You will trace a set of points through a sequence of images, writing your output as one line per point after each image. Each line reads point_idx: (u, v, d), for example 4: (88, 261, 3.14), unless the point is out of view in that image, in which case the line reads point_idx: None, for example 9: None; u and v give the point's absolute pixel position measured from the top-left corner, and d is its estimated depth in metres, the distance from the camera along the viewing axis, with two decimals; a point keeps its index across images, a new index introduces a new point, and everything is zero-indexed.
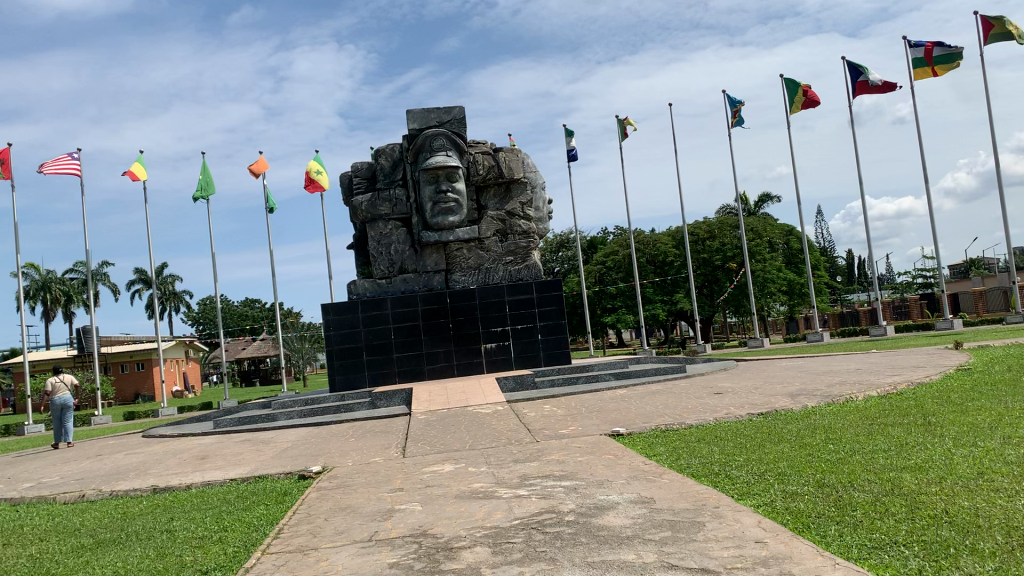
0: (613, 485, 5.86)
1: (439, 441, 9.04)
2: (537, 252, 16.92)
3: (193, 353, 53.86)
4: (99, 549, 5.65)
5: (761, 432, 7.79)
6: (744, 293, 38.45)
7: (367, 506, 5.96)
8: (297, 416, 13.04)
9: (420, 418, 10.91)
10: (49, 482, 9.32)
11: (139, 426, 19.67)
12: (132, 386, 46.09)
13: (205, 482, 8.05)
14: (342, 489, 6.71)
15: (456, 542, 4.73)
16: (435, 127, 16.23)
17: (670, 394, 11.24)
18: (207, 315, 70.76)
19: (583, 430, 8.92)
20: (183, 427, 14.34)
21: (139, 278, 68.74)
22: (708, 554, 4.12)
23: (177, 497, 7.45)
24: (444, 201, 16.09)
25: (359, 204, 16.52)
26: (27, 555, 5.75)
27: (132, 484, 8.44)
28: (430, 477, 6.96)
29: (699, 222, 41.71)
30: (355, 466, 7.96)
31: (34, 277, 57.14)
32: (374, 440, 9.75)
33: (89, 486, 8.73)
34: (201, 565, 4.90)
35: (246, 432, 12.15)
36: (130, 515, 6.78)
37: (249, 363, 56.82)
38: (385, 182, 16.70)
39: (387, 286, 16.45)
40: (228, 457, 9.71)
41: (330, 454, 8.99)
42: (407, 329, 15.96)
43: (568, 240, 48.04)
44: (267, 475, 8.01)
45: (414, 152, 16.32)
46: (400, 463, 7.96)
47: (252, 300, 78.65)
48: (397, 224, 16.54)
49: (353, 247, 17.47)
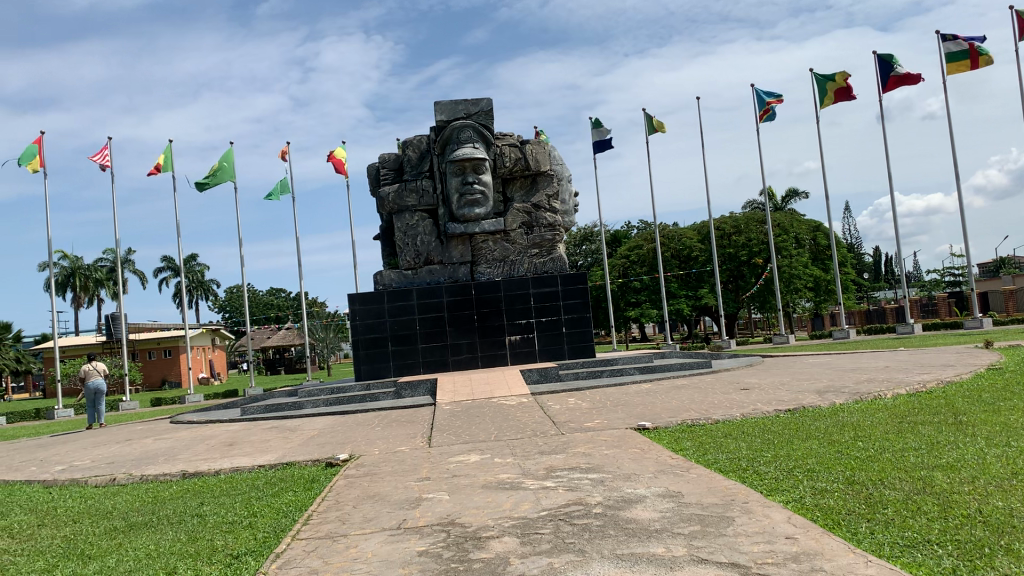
0: (641, 478, 5.85)
1: (463, 432, 9.05)
2: (563, 245, 16.86)
3: (219, 341, 54.43)
4: (132, 531, 5.73)
5: (789, 429, 7.72)
6: (770, 289, 38.14)
7: (395, 494, 5.99)
8: (324, 405, 13.15)
9: (445, 409, 10.96)
10: (81, 466, 9.46)
11: (168, 412, 19.89)
12: (159, 372, 46.65)
13: (233, 468, 8.14)
14: (369, 476, 6.77)
15: (485, 532, 4.76)
16: (463, 119, 16.27)
17: (696, 390, 11.19)
18: (234, 303, 71.47)
19: (609, 423, 8.93)
20: (210, 413, 14.48)
21: (167, 266, 69.63)
22: (738, 548, 4.11)
23: (206, 483, 7.54)
24: (470, 192, 16.11)
25: (386, 195, 16.61)
26: (62, 536, 5.85)
27: (162, 469, 8.55)
28: (457, 467, 6.99)
29: (725, 216, 41.47)
30: (382, 454, 8.01)
31: (64, 265, 57.91)
32: (399, 429, 9.81)
33: (120, 470, 8.84)
34: (232, 550, 4.94)
35: (272, 420, 12.26)
36: (161, 500, 6.86)
37: (275, 352, 57.39)
38: (411, 174, 16.74)
39: (412, 276, 16.49)
40: (256, 444, 9.80)
41: (356, 443, 9.06)
42: (432, 320, 16.02)
43: (592, 233, 48.12)
44: (295, 462, 8.07)
45: (442, 143, 16.35)
46: (426, 453, 7.99)
47: (278, 290, 79.28)
48: (423, 215, 16.58)
49: (379, 238, 17.52)
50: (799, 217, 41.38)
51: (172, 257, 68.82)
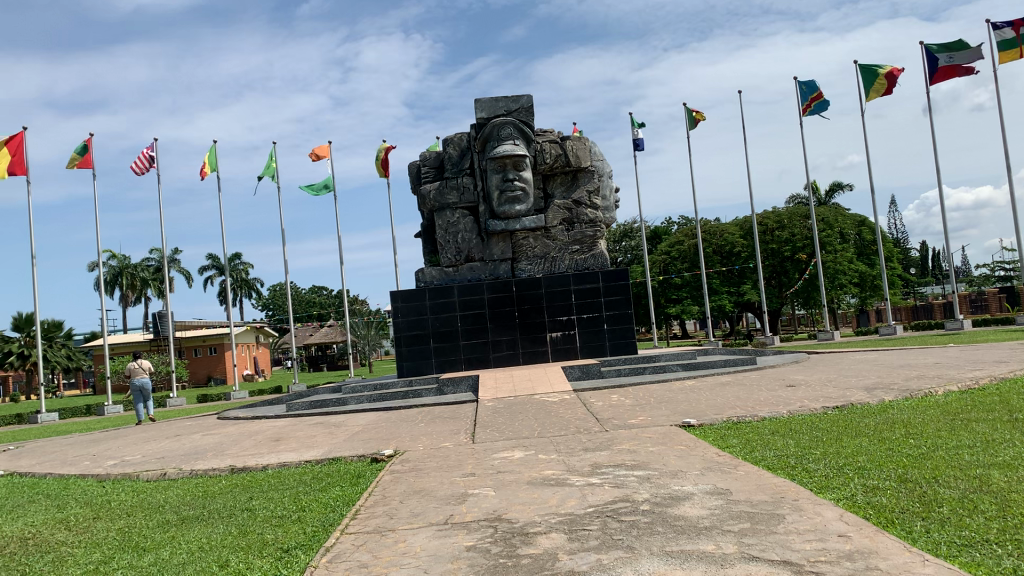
0: (688, 476, 5.81)
1: (507, 429, 9.05)
2: (603, 241, 16.77)
3: (264, 338, 55.17)
4: (184, 525, 5.84)
5: (837, 426, 7.59)
6: (814, 285, 37.63)
7: (441, 490, 6.02)
8: (367, 401, 13.27)
9: (488, 405, 10.99)
10: (132, 461, 9.66)
11: (214, 409, 20.23)
12: (205, 368, 47.45)
13: (281, 463, 8.25)
14: (414, 472, 6.82)
15: (532, 528, 4.76)
16: (503, 116, 16.28)
17: (741, 386, 11.08)
18: (277, 301, 72.43)
19: (653, 420, 8.87)
20: (256, 409, 14.68)
21: (212, 265, 70.81)
22: (789, 546, 4.06)
23: (255, 477, 7.65)
24: (511, 189, 16.11)
25: (427, 193, 16.69)
26: (117, 529, 5.98)
27: (211, 463, 8.68)
28: (501, 463, 7.00)
29: (768, 211, 40.98)
30: (426, 450, 8.05)
31: (113, 264, 59.20)
32: (442, 425, 9.85)
33: (170, 465, 9.00)
34: (282, 544, 5.01)
35: (317, 416, 12.39)
36: (211, 494, 6.98)
37: (318, 349, 58.07)
38: (452, 171, 16.80)
39: (454, 273, 16.56)
40: (302, 439, 9.92)
41: (401, 439, 9.12)
42: (473, 317, 16.07)
43: (632, 229, 47.90)
44: (341, 457, 8.16)
45: (482, 141, 16.38)
46: (470, 449, 8.01)
47: (321, 288, 80.16)
48: (464, 212, 16.62)
49: (421, 236, 17.61)
50: (843, 211, 40.74)
51: (217, 256, 69.96)
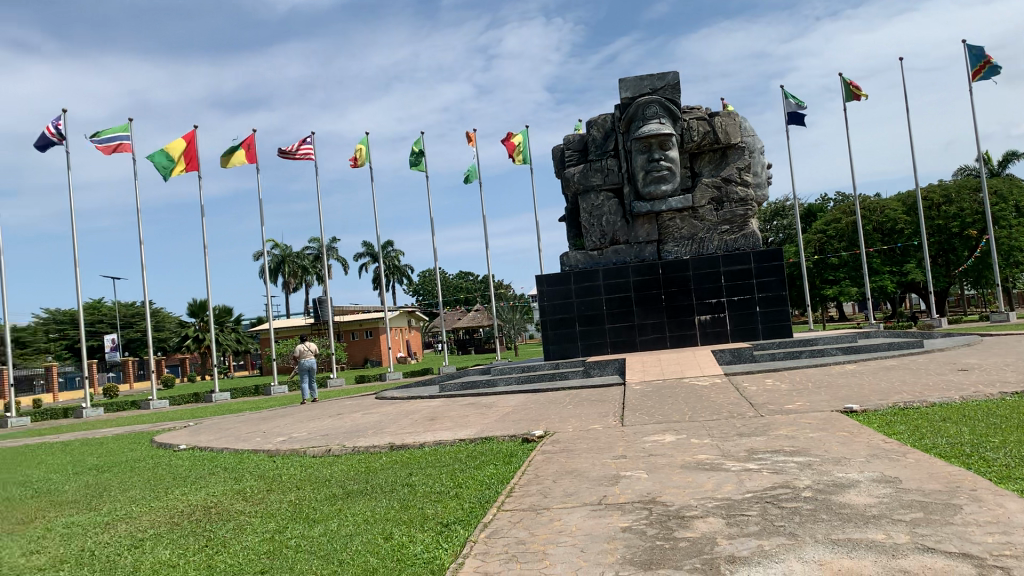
0: (852, 462, 5.56)
1: (658, 412, 8.97)
2: (755, 220, 16.22)
3: (416, 322, 57.08)
4: (349, 498, 6.14)
5: (1020, 413, 7.05)
6: (987, 263, 35.05)
7: (594, 471, 6.04)
8: (516, 382, 13.50)
9: (637, 388, 10.94)
10: (299, 437, 10.24)
11: (370, 389, 21.16)
12: (362, 351, 49.67)
13: (437, 441, 8.52)
14: (566, 453, 6.87)
15: (688, 511, 4.70)
16: (649, 95, 16.04)
17: (908, 370, 10.50)
18: (427, 286, 74.73)
19: (812, 405, 8.54)
20: (411, 389, 15.23)
21: (366, 252, 73.97)
22: (969, 539, 3.82)
23: (413, 455, 7.95)
24: (657, 169, 15.89)
25: (571, 175, 16.74)
26: (289, 500, 6.36)
27: (371, 441, 9.09)
28: (653, 446, 6.94)
29: (935, 184, 38.46)
30: (577, 432, 8.08)
31: (276, 253, 62.87)
32: (592, 408, 9.88)
33: (334, 441, 9.48)
34: (442, 518, 5.17)
35: (469, 397, 12.72)
36: (372, 470, 7.30)
37: (466, 333, 59.51)
38: (597, 153, 16.73)
39: (599, 257, 16.54)
40: (455, 418, 10.22)
41: (551, 420, 9.22)
42: (619, 300, 15.98)
43: (784, 208, 46.22)
44: (494, 437, 8.34)
45: (627, 121, 16.22)
46: (621, 431, 8.00)
47: (468, 273, 82.07)
48: (609, 194, 16.54)
49: (566, 219, 17.65)
50: (1021, 183, 37.66)
51: (370, 244, 72.99)
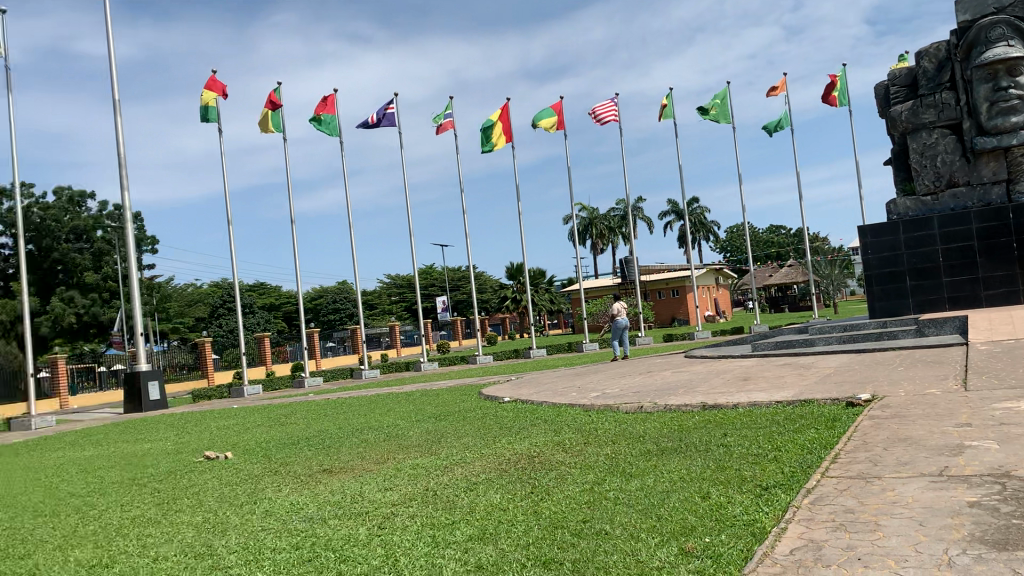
0: None
1: (1008, 376, 7.96)
2: None
3: (724, 280, 55.95)
4: (664, 455, 6.20)
5: None
6: None
7: (932, 440, 5.50)
8: (836, 342, 12.72)
9: (980, 349, 9.80)
10: (613, 394, 10.52)
11: (680, 348, 21.16)
12: (670, 309, 49.83)
13: (751, 401, 8.29)
14: (898, 419, 6.34)
15: None
16: (993, 15, 14.12)
17: None
18: (736, 242, 72.80)
19: None
20: (722, 348, 14.96)
21: (672, 210, 73.75)
22: None
23: (727, 415, 7.80)
24: (1005, 98, 14.00)
25: (898, 115, 15.27)
26: (606, 454, 6.58)
27: (683, 399, 9.08)
28: (1004, 414, 6.16)
29: None
30: (909, 397, 7.42)
31: (584, 216, 64.89)
32: (926, 370, 9.02)
33: (647, 399, 9.61)
34: (761, 481, 5.03)
35: (785, 356, 12.24)
36: (686, 428, 7.29)
37: (778, 290, 57.22)
38: (928, 88, 15.03)
39: (933, 203, 14.93)
40: (771, 378, 9.89)
41: (878, 383, 8.57)
42: (959, 250, 14.37)
43: None
44: (814, 400, 7.92)
45: (966, 48, 14.42)
46: (963, 397, 7.20)
47: (780, 228, 78.57)
48: (944, 131, 14.84)
49: (891, 164, 16.14)
50: None
51: (676, 201, 72.57)
